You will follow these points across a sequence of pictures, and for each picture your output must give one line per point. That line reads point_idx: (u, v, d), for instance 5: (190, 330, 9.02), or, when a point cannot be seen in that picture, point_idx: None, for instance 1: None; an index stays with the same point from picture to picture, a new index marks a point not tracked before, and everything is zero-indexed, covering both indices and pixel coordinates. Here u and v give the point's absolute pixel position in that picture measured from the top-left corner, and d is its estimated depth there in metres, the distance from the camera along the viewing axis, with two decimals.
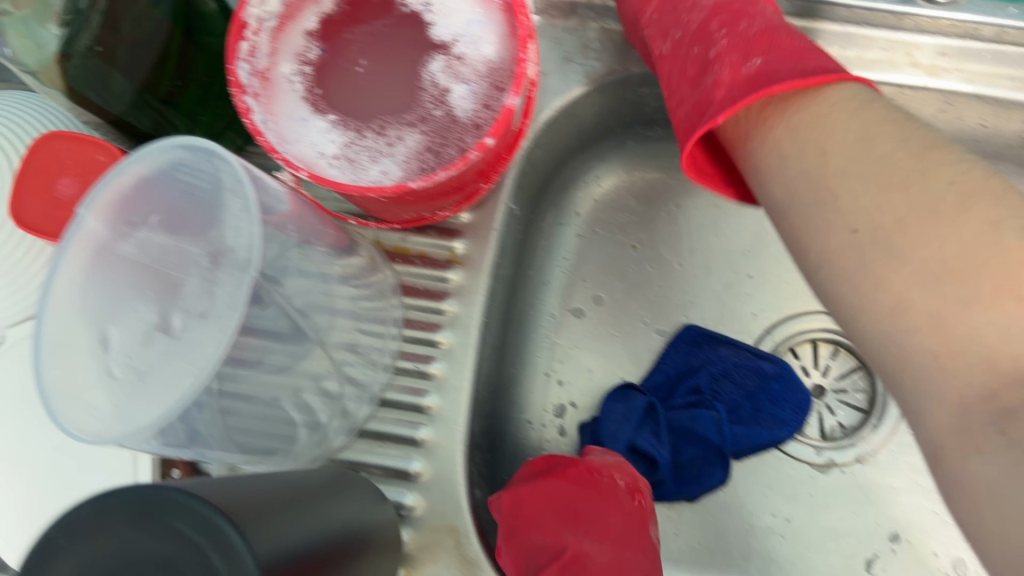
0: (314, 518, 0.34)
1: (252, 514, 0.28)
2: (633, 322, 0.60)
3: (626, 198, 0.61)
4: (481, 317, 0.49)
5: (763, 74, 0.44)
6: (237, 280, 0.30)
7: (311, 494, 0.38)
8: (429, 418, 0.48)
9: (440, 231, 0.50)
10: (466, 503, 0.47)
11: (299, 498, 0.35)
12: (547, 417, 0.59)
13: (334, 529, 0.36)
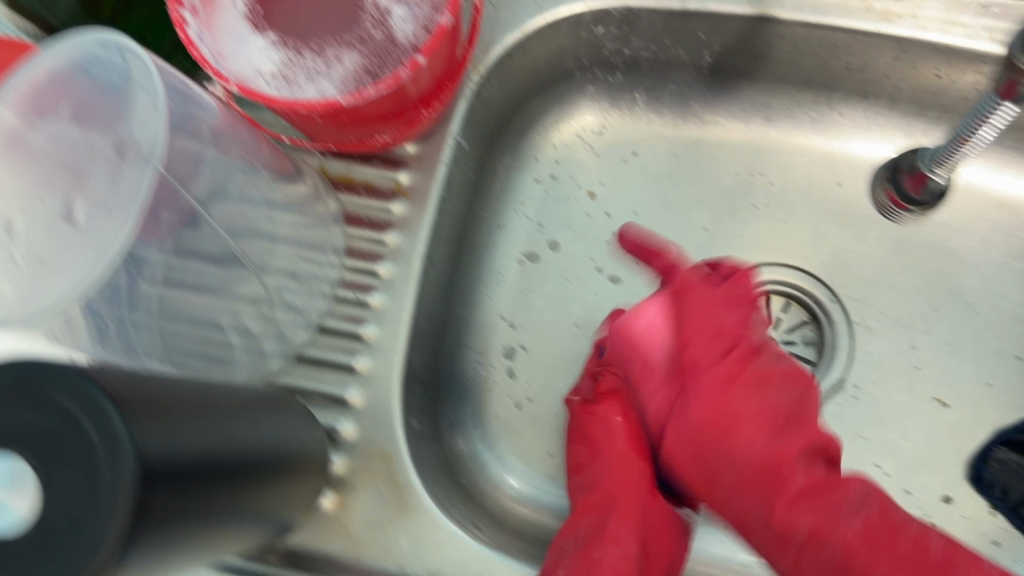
0: (238, 431, 0.35)
1: (160, 399, 0.28)
2: (587, 269, 0.61)
3: (586, 145, 0.61)
4: (424, 249, 0.49)
5: (705, 313, 0.51)
6: (138, 173, 0.31)
7: (238, 410, 0.38)
8: (367, 347, 0.48)
9: (385, 161, 0.49)
10: (400, 432, 0.47)
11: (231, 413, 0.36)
12: (495, 359, 0.59)
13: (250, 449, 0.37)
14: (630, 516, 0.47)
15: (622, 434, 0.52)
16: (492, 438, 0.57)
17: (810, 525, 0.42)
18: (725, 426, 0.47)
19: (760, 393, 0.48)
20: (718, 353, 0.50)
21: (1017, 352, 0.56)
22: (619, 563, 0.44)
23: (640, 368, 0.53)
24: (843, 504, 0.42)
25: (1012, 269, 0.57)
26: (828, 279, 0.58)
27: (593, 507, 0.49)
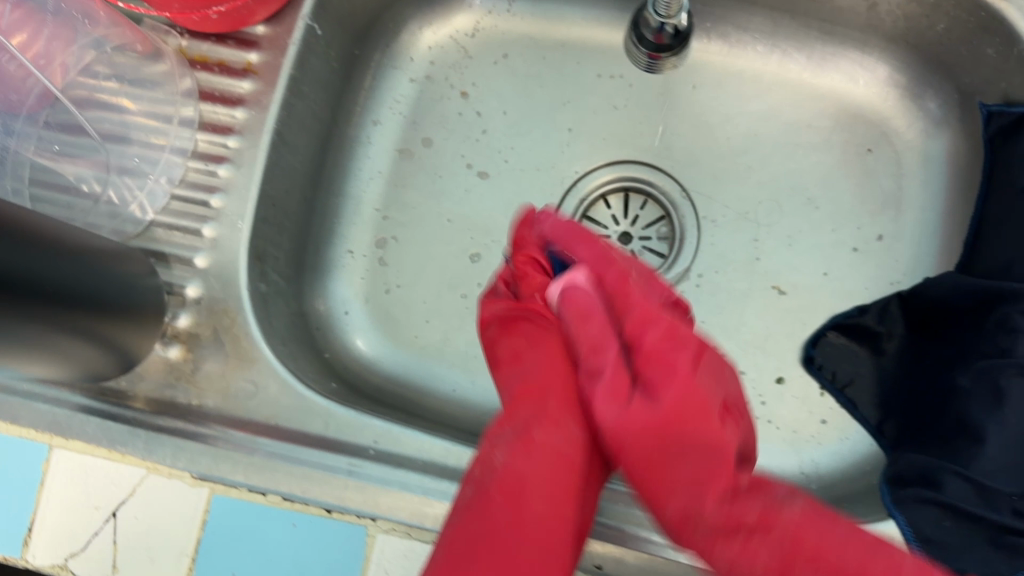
0: (57, 262, 0.40)
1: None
2: (457, 164, 0.63)
3: (458, 47, 0.64)
4: (273, 124, 0.52)
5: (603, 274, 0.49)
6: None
7: (75, 248, 0.42)
8: (215, 214, 0.52)
9: (239, 42, 0.53)
10: (243, 292, 0.51)
11: (58, 248, 0.41)
12: (366, 248, 0.62)
13: (75, 283, 0.42)
14: (558, 416, 0.43)
15: (542, 349, 0.47)
16: (358, 320, 0.61)
17: (764, 511, 0.37)
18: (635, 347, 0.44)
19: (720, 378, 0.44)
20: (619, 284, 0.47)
21: (855, 244, 0.59)
22: (560, 445, 0.42)
23: (593, 328, 0.45)
24: (750, 485, 0.39)
25: (852, 165, 0.59)
26: (677, 175, 0.62)
27: (531, 391, 0.45)
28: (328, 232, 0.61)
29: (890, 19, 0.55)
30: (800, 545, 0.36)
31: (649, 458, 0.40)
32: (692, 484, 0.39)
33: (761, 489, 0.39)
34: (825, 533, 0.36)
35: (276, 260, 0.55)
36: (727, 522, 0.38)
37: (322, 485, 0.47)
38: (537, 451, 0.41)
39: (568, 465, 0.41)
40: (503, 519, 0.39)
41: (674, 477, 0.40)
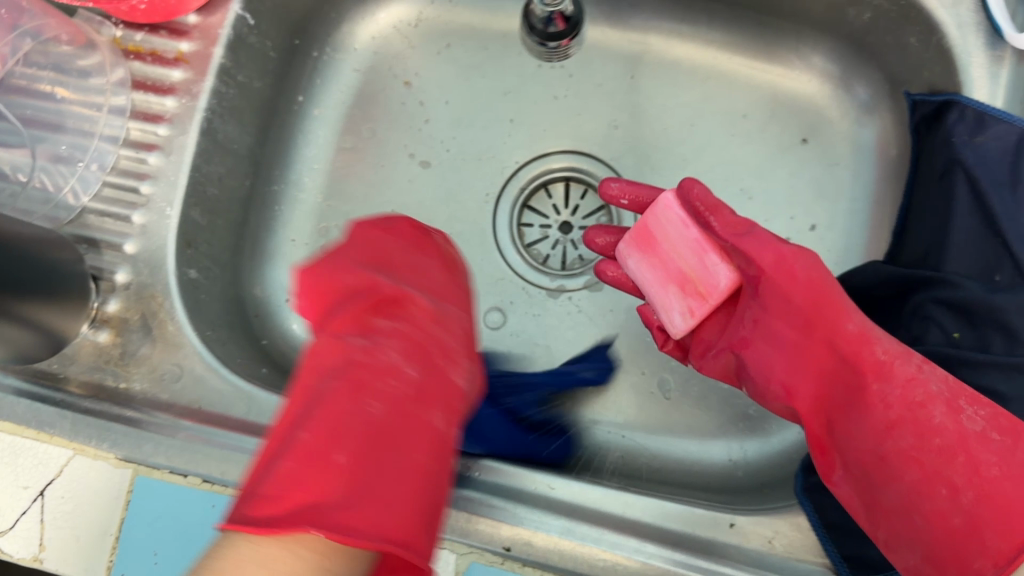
0: None
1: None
2: (400, 155, 0.64)
3: (401, 38, 0.65)
4: (204, 113, 0.53)
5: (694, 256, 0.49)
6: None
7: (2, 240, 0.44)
8: (145, 201, 0.53)
9: (171, 32, 0.54)
10: (172, 277, 0.52)
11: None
12: (307, 237, 0.63)
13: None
14: (373, 396, 0.36)
15: (389, 332, 0.40)
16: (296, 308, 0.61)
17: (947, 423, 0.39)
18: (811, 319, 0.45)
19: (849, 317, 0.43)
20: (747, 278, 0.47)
21: (789, 234, 0.59)
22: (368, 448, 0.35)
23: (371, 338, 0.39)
24: (939, 400, 0.39)
25: (785, 155, 0.60)
26: (615, 165, 0.62)
27: (349, 376, 0.37)
28: (269, 220, 0.62)
29: (820, 9, 0.55)
30: (924, 408, 0.39)
31: (863, 385, 0.42)
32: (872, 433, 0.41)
33: (955, 410, 0.39)
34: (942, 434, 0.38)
35: (208, 246, 0.56)
36: (967, 473, 0.38)
37: (241, 467, 0.48)
38: (343, 432, 0.34)
39: (381, 447, 0.34)
40: (307, 500, 0.31)
41: (885, 397, 0.40)
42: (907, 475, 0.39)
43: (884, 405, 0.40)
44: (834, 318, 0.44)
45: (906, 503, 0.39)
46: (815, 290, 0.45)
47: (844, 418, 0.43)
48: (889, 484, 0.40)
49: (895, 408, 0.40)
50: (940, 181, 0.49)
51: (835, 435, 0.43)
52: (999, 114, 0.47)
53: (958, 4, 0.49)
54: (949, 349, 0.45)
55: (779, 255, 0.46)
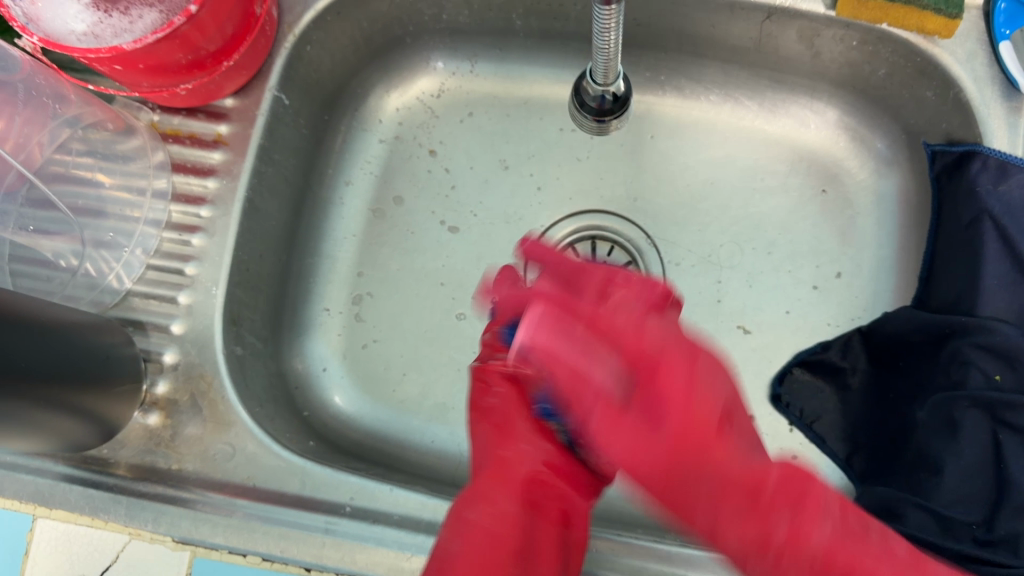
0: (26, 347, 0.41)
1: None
2: (429, 221, 0.65)
3: (425, 108, 0.67)
4: (244, 193, 0.55)
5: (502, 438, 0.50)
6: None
7: (52, 328, 0.44)
8: (189, 281, 0.53)
9: (208, 115, 0.55)
10: (219, 356, 0.53)
11: (19, 325, 0.41)
12: (342, 305, 0.63)
13: (30, 358, 0.42)
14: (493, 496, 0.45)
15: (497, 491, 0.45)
16: (334, 376, 0.62)
17: (793, 530, 0.33)
18: (642, 387, 0.39)
19: (695, 382, 0.37)
20: (638, 412, 0.38)
21: (815, 282, 0.60)
22: (489, 523, 0.43)
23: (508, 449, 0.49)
24: (766, 477, 0.35)
25: (807, 206, 0.62)
26: (642, 223, 0.63)
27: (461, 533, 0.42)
28: (305, 290, 0.63)
29: (834, 68, 0.58)
30: (793, 482, 0.35)
31: (754, 500, 0.34)
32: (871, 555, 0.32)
33: (787, 475, 0.35)
34: (880, 560, 0.32)
35: (250, 322, 0.56)
36: (775, 546, 0.34)
37: (300, 544, 0.48)
38: (462, 532, 0.42)
39: (499, 545, 0.42)
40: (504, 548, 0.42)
41: (681, 480, 0.36)
42: (771, 472, 0.35)
43: (664, 431, 0.37)
44: (644, 367, 0.39)
45: (735, 525, 0.34)
46: (671, 353, 0.39)
47: (657, 430, 0.37)
48: (703, 516, 0.36)
49: (734, 548, 0.35)
50: (967, 230, 0.51)
51: (688, 504, 0.36)
52: (1021, 163, 0.48)
53: (972, 58, 0.51)
54: (991, 393, 0.47)
55: (629, 330, 0.41)
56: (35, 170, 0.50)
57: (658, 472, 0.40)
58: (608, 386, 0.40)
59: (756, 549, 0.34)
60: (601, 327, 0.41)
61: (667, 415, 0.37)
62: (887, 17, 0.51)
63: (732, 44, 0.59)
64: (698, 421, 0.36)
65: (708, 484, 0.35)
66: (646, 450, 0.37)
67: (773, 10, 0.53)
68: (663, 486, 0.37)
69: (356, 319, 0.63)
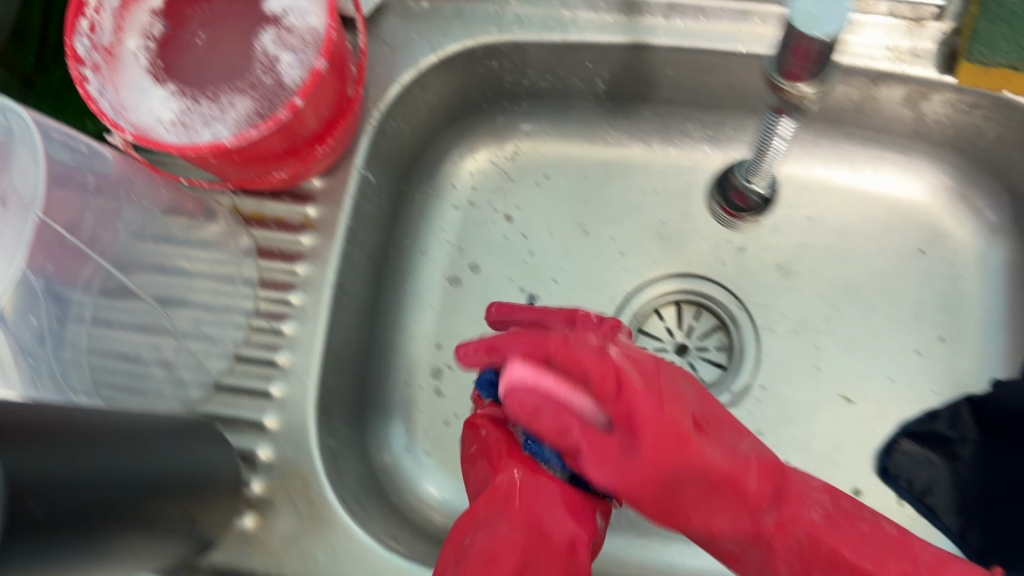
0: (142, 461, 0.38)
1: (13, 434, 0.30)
2: (508, 289, 0.63)
3: (499, 172, 0.64)
4: (334, 277, 0.52)
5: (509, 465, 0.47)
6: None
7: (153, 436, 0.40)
8: (282, 373, 0.51)
9: (294, 197, 0.53)
10: (315, 451, 0.50)
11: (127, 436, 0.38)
12: (423, 380, 0.61)
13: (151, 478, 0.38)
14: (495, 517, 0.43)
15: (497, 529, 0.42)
16: (419, 457, 0.59)
17: (781, 520, 0.41)
18: (700, 430, 0.41)
19: (672, 402, 0.40)
20: (653, 429, 0.39)
21: (917, 347, 0.58)
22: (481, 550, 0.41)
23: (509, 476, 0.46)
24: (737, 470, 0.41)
25: (904, 268, 0.60)
26: (732, 288, 0.61)
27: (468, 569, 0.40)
28: (385, 366, 0.60)
29: (937, 129, 0.56)
30: (821, 550, 0.40)
31: (783, 518, 0.41)
32: (897, 565, 0.39)
33: (821, 524, 0.41)
34: (863, 539, 0.41)
35: (339, 409, 0.54)
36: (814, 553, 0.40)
37: None
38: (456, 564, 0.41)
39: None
40: None
41: (694, 512, 0.41)
42: (795, 531, 0.41)
43: (660, 480, 0.39)
44: (673, 477, 0.39)
45: (707, 512, 0.41)
46: (723, 411, 0.44)
47: (708, 453, 0.40)
48: (726, 539, 0.41)
49: (724, 543, 0.42)
50: None
51: (681, 515, 0.41)
52: None
53: None
54: None
55: (640, 394, 0.39)
56: (115, 260, 0.45)
57: (682, 532, 0.42)
58: (600, 423, 0.40)
59: (790, 502, 0.41)
60: (608, 386, 0.39)
61: (640, 470, 0.39)
62: (1008, 84, 0.49)
63: (830, 106, 0.57)
64: (730, 489, 0.40)
65: (699, 494, 0.40)
66: (727, 523, 0.41)
67: (884, 75, 0.51)
68: (723, 526, 0.41)
69: (437, 395, 0.61)
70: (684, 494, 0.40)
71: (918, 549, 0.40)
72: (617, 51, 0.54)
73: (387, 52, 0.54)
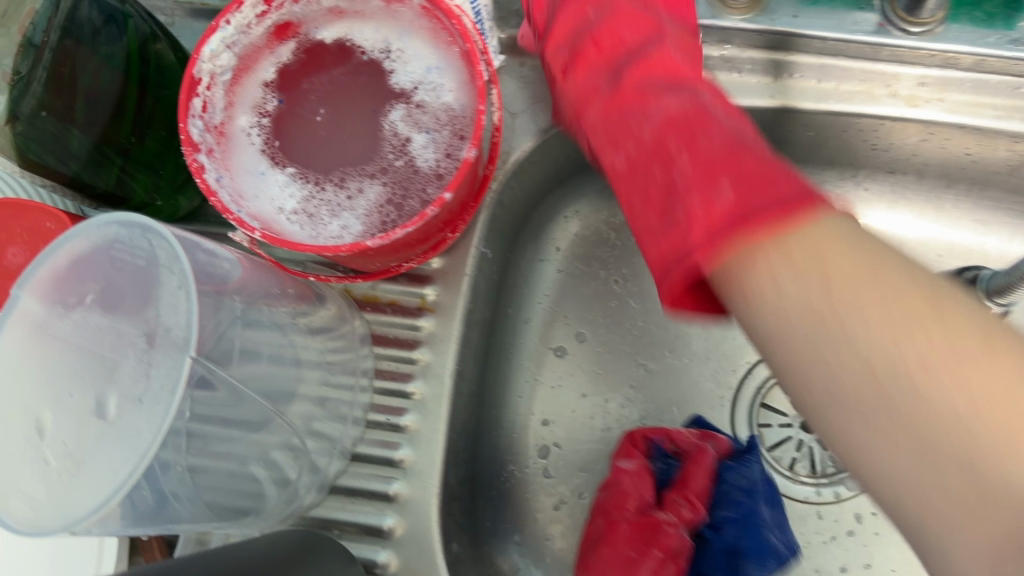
0: None
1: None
2: (619, 360, 0.58)
3: (607, 232, 0.60)
4: (454, 365, 0.48)
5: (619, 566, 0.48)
6: (138, 348, 0.30)
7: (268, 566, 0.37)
8: (402, 472, 0.47)
9: (410, 279, 0.49)
10: (442, 560, 0.46)
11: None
12: (532, 461, 0.57)
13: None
14: None
15: None
16: (533, 546, 0.55)
17: (731, 196, 0.34)
18: (690, 126, 0.38)
19: (649, 102, 0.41)
20: (654, 142, 0.39)
21: None
22: None
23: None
24: (685, 138, 0.38)
25: None
26: None
27: None
28: (492, 448, 0.56)
29: None
30: (720, 168, 0.35)
31: (688, 131, 0.38)
32: (762, 193, 0.33)
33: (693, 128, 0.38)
34: (765, 183, 0.34)
35: (457, 505, 0.50)
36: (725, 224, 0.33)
37: None
38: None
39: None
40: None
41: (654, 136, 0.40)
42: (649, 128, 0.40)
43: (641, 128, 0.40)
44: (635, 93, 0.42)
45: (666, 237, 0.36)
46: (674, 122, 0.39)
47: (658, 120, 0.40)
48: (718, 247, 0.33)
49: (655, 219, 0.37)
50: None
51: (640, 184, 0.39)
52: None
53: None
54: None
55: (641, 18, 0.44)
56: (221, 360, 0.38)
57: (637, 140, 0.40)
58: (644, 138, 0.40)
59: (661, 198, 0.37)
60: (594, 101, 0.44)
61: (632, 132, 0.41)
62: None
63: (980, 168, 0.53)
64: (730, 160, 0.36)
65: (764, 170, 0.35)
66: (666, 103, 0.40)
67: None
68: (662, 176, 0.38)
69: (548, 477, 0.56)
70: (710, 144, 0.37)
71: (742, 154, 0.36)
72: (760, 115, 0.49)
73: (507, 118, 0.50)
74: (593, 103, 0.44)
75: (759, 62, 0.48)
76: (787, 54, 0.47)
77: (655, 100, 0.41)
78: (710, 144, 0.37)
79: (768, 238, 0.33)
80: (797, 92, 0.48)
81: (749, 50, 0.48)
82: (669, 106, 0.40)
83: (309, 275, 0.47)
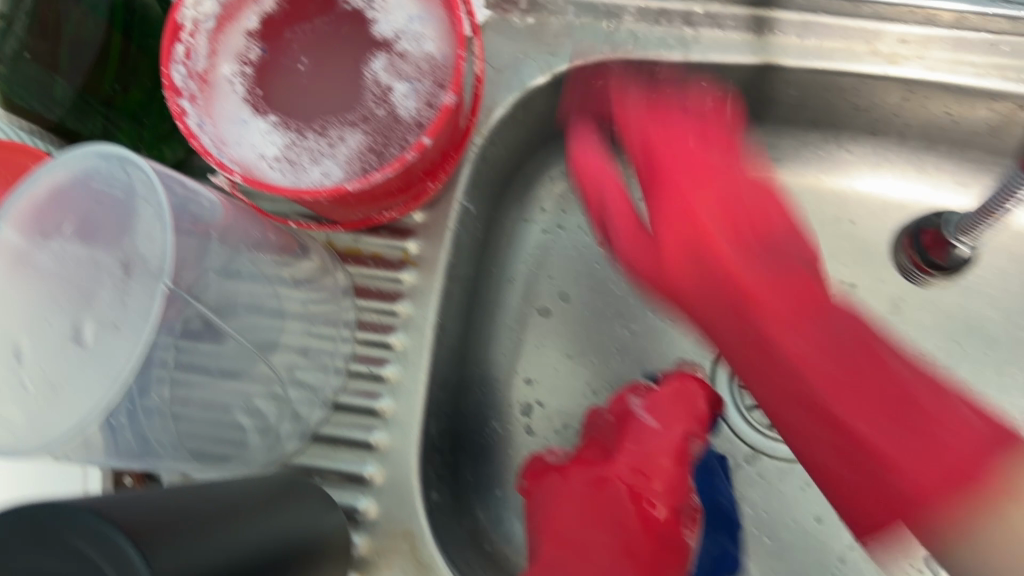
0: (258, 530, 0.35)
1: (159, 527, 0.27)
2: (601, 320, 0.59)
3: (592, 194, 0.61)
4: (436, 318, 0.49)
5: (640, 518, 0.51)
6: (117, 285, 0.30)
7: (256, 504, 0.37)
8: (384, 422, 0.47)
9: (392, 231, 0.49)
10: (422, 508, 0.46)
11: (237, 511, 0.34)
12: (514, 419, 0.57)
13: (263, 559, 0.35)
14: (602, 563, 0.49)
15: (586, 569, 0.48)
16: (514, 502, 0.56)
17: (797, 352, 0.43)
18: (755, 226, 0.49)
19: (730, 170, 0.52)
20: (725, 205, 0.50)
21: None
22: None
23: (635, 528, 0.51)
24: (752, 229, 0.49)
25: None
26: None
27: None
28: (474, 404, 0.57)
29: None
30: (853, 350, 0.42)
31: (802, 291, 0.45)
32: (864, 400, 0.41)
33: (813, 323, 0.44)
34: (896, 377, 0.41)
35: (438, 457, 0.51)
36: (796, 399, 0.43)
37: None
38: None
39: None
40: None
41: (737, 261, 0.48)
42: (758, 271, 0.47)
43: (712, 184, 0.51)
44: (674, 158, 0.52)
45: (744, 335, 0.46)
46: (760, 199, 0.50)
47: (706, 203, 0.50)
48: (748, 328, 0.45)
49: (738, 334, 0.46)
50: None
51: (698, 275, 0.48)
52: None
53: None
54: None
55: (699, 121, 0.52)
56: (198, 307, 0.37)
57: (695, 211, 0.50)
58: (700, 134, 0.52)
59: (781, 405, 0.44)
60: (653, 159, 0.53)
61: (696, 167, 0.52)
62: None
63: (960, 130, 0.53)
64: (803, 288, 0.45)
65: (843, 372, 0.42)
66: (706, 205, 0.50)
67: None
68: (760, 266, 0.47)
69: (531, 434, 0.57)
70: (785, 297, 0.45)
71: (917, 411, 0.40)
72: (740, 72, 0.50)
73: (492, 74, 0.50)
74: (674, 202, 0.51)
75: (746, 19, 0.49)
76: (771, 10, 0.49)
77: (709, 179, 0.51)
78: (846, 372, 0.42)
79: (773, 313, 0.45)
80: (781, 48, 0.49)
81: (735, 6, 0.49)
82: (850, 320, 0.44)
83: (289, 223, 0.48)
